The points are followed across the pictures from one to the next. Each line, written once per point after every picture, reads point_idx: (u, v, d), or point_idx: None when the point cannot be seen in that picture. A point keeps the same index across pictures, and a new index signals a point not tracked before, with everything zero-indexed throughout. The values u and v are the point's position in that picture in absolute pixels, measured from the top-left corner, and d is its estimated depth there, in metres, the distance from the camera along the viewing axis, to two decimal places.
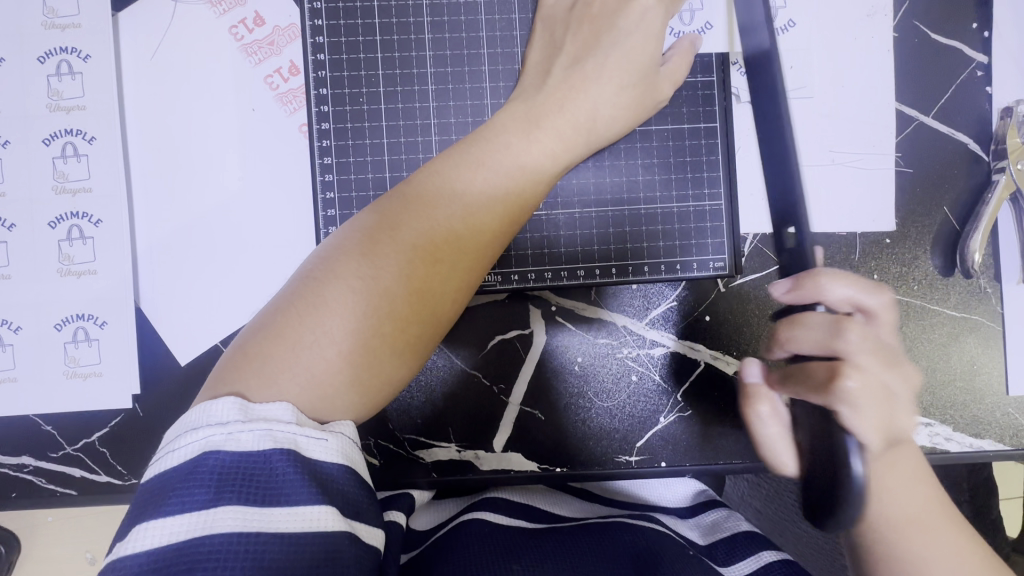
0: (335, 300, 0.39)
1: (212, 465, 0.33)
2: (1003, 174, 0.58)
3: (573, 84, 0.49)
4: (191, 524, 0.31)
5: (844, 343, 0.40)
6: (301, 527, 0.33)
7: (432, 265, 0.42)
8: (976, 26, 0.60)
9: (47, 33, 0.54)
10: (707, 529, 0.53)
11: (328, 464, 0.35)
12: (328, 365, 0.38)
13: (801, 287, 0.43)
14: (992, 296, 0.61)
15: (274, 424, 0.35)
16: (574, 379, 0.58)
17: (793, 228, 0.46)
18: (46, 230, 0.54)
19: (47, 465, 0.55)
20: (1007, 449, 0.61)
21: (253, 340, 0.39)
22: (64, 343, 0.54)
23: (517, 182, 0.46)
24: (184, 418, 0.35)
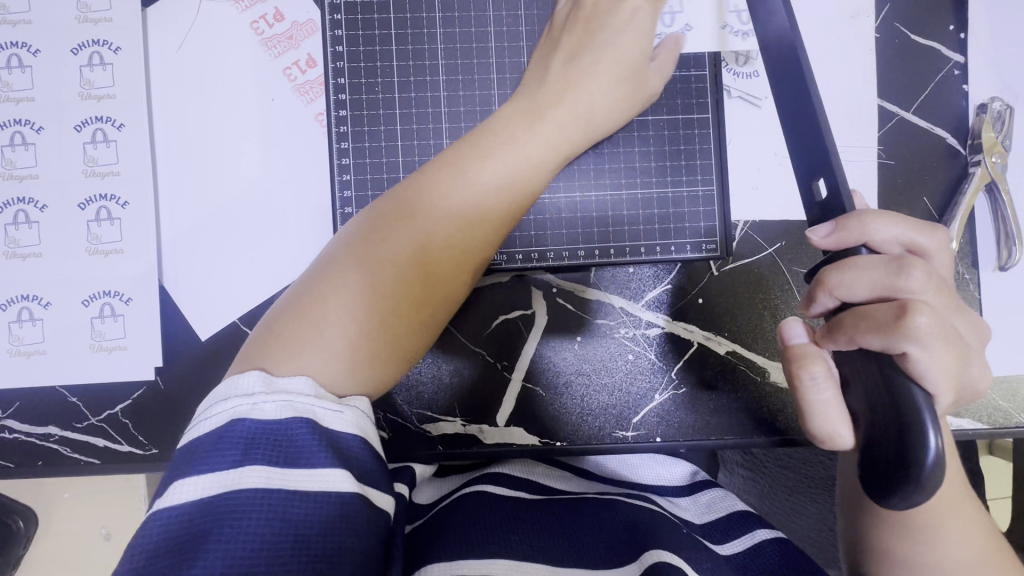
0: (357, 280, 0.42)
1: (240, 430, 0.35)
2: (980, 167, 0.62)
3: (571, 77, 0.52)
4: (222, 481, 0.33)
5: (907, 282, 0.35)
6: (319, 488, 0.34)
7: (445, 246, 0.46)
8: (952, 27, 0.64)
9: (80, 26, 0.57)
10: (703, 509, 0.55)
11: (344, 434, 0.37)
12: (350, 337, 0.41)
13: (843, 228, 0.39)
14: (971, 282, 0.64)
15: (294, 396, 0.37)
16: (573, 356, 0.61)
17: (822, 179, 0.43)
18: (76, 212, 0.57)
19: (72, 434, 0.57)
20: (986, 427, 0.64)
21: (281, 318, 0.42)
22: (92, 318, 0.57)
23: (521, 170, 0.49)
24: (216, 390, 0.38)
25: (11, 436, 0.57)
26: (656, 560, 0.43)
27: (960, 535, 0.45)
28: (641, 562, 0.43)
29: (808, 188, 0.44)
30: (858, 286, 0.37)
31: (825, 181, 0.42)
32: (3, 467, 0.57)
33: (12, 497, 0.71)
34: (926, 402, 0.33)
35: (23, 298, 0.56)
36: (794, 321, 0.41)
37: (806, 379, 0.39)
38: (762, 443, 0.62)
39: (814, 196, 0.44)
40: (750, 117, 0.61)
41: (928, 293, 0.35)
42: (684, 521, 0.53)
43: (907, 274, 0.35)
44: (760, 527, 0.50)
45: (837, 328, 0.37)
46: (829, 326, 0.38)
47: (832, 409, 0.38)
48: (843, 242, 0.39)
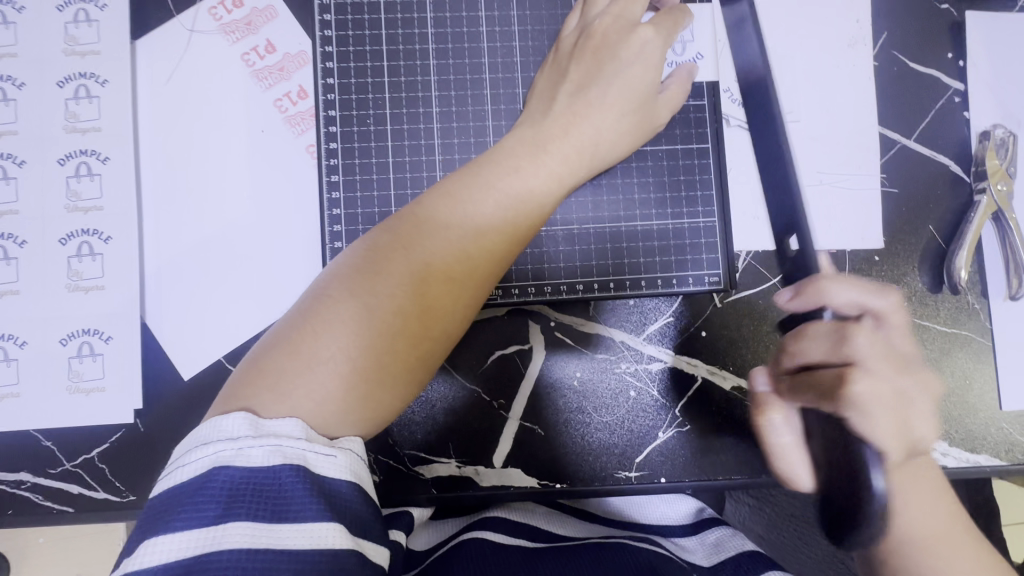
0: (349, 315, 0.40)
1: (221, 481, 0.33)
2: (985, 195, 0.61)
3: (576, 109, 0.51)
4: (199, 541, 0.31)
5: (851, 350, 0.46)
6: (308, 544, 0.33)
7: (442, 282, 0.43)
8: (950, 55, 0.63)
9: (67, 59, 0.56)
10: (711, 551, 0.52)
11: (334, 482, 0.35)
12: (341, 378, 0.39)
13: (803, 294, 0.51)
14: (981, 312, 0.62)
15: (285, 439, 0.35)
16: (573, 393, 0.59)
17: (793, 236, 0.56)
18: (57, 247, 0.55)
19: (45, 480, 0.54)
20: (1004, 463, 0.61)
21: (269, 354, 0.40)
22: (69, 357, 0.54)
23: (523, 202, 0.47)
24: (197, 432, 0.36)
25: None
26: None
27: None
28: None
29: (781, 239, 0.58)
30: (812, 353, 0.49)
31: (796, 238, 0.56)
32: None
33: None
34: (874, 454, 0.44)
35: None
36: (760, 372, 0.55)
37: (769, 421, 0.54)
38: (772, 483, 0.59)
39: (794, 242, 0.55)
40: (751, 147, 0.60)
41: (871, 361, 0.46)
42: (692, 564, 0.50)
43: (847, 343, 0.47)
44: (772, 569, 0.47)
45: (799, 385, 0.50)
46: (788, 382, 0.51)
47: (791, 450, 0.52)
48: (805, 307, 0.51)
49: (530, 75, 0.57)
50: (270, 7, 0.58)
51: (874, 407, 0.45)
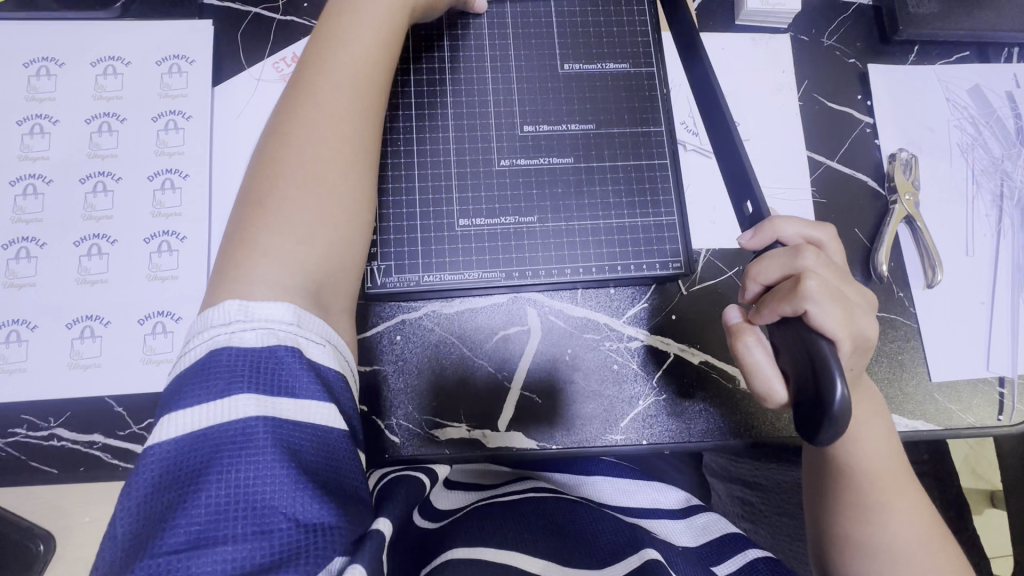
0: (287, 173, 0.52)
1: (225, 360, 0.42)
2: (897, 205, 0.75)
3: (337, 40, 0.58)
4: (212, 410, 0.40)
5: (804, 260, 0.46)
6: (305, 416, 0.42)
7: (356, 138, 0.56)
8: (859, 97, 0.80)
9: (161, 100, 0.71)
10: (699, 531, 0.70)
11: (325, 367, 0.46)
12: (307, 219, 0.51)
13: (759, 231, 0.50)
14: (905, 299, 0.74)
15: (276, 323, 0.45)
16: (404, 347, 0.68)
17: (748, 201, 0.55)
18: (142, 245, 0.67)
19: (114, 441, 0.63)
20: (938, 428, 0.71)
21: (244, 214, 0.51)
22: (145, 334, 0.65)
23: (331, 120, 0.55)
24: (200, 320, 0.45)
25: (59, 443, 0.63)
26: (653, 557, 0.55)
27: (900, 507, 0.57)
28: (641, 556, 0.55)
29: (740, 207, 0.57)
30: (770, 271, 0.48)
31: (750, 202, 0.55)
32: (46, 473, 0.62)
33: (34, 521, 0.74)
34: (833, 352, 0.43)
35: (88, 318, 0.65)
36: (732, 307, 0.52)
37: (742, 348, 0.48)
38: (739, 444, 0.69)
39: (745, 213, 0.57)
40: (704, 165, 0.74)
41: (820, 267, 0.45)
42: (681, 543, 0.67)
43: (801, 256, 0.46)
44: (753, 549, 0.64)
45: (762, 305, 0.47)
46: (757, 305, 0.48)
47: (765, 368, 0.48)
48: (762, 241, 0.50)
49: (524, 109, 0.72)
50: None
51: (828, 300, 0.43)
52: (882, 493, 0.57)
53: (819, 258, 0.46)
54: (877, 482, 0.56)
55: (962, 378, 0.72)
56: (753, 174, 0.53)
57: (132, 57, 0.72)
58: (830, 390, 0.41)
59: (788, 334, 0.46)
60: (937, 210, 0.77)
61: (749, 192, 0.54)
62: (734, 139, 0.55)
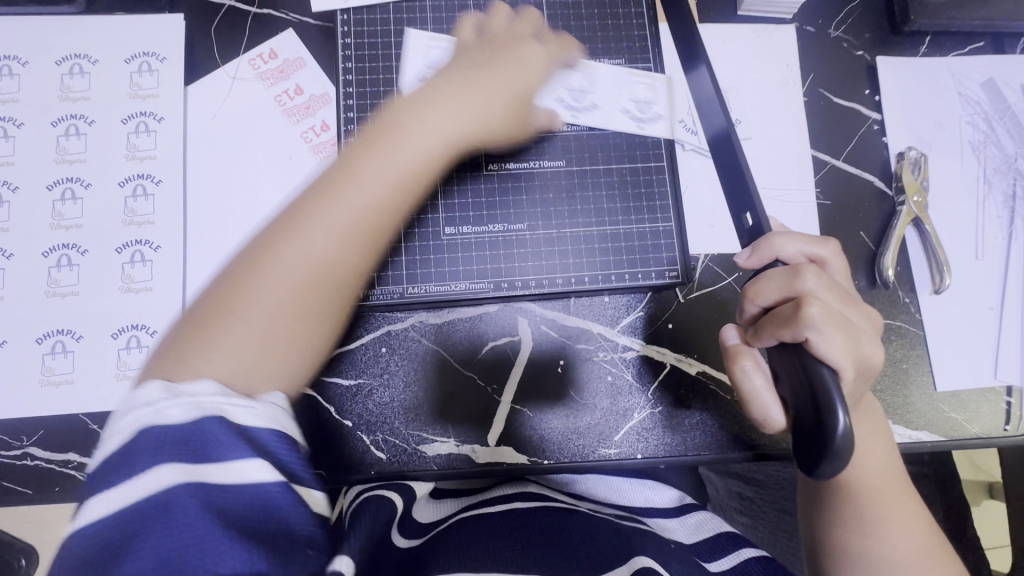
0: (280, 250, 0.51)
1: (149, 436, 0.39)
2: (905, 206, 0.71)
3: (378, 142, 0.56)
4: (137, 485, 0.37)
5: (804, 281, 0.43)
6: (236, 481, 0.39)
7: (367, 212, 0.53)
8: (867, 92, 0.76)
9: (131, 101, 0.68)
10: (692, 530, 0.68)
11: (255, 428, 0.42)
12: (281, 299, 0.50)
13: (758, 250, 0.47)
14: (910, 305, 0.71)
15: (200, 396, 0.42)
16: (356, 401, 0.65)
17: (747, 212, 0.52)
18: (114, 255, 0.64)
19: (90, 460, 0.61)
20: (942, 438, 0.69)
21: (233, 270, 0.51)
22: (118, 349, 0.63)
23: (307, 278, 0.51)
24: (126, 402, 0.42)
25: (32, 463, 0.61)
26: (643, 564, 0.52)
27: (900, 518, 0.54)
28: (631, 565, 0.52)
29: (739, 217, 0.54)
30: (768, 292, 0.45)
31: (750, 214, 0.52)
32: (20, 494, 0.60)
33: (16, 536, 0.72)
34: (834, 379, 0.40)
35: (59, 332, 0.62)
36: (729, 325, 0.50)
37: (739, 372, 0.46)
38: (737, 457, 0.67)
39: (743, 225, 0.54)
40: (702, 167, 0.71)
41: (820, 289, 0.43)
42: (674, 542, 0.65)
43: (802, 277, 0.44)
44: (747, 548, 0.63)
45: (760, 328, 0.45)
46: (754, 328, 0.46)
47: (764, 395, 0.47)
48: (760, 260, 0.48)
49: None
50: (301, 58, 0.70)
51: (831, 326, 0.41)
52: (880, 505, 0.54)
53: (819, 279, 0.44)
54: (875, 494, 0.54)
55: (968, 387, 0.70)
56: (754, 185, 0.51)
57: (99, 56, 0.68)
58: (831, 421, 0.39)
59: (786, 359, 0.44)
60: (946, 211, 0.73)
61: (749, 203, 0.52)
62: (740, 150, 0.53)
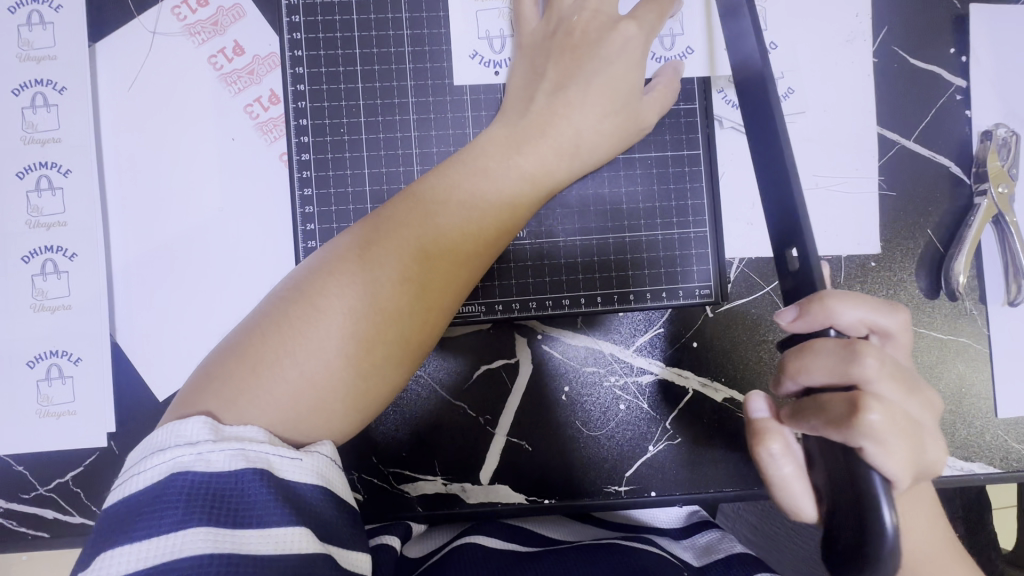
0: (319, 319, 0.39)
1: (180, 486, 0.32)
2: (986, 198, 0.59)
3: (478, 167, 0.46)
4: (160, 549, 0.30)
5: (861, 370, 0.33)
6: (276, 551, 0.32)
7: (415, 280, 0.41)
8: (953, 51, 0.61)
9: (23, 66, 0.53)
10: (702, 551, 0.51)
11: (301, 485, 0.34)
12: (326, 364, 0.38)
13: (807, 313, 0.37)
14: (978, 317, 0.61)
15: (249, 443, 0.34)
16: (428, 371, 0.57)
17: (794, 248, 0.40)
18: (20, 265, 0.53)
19: (18, 506, 0.53)
20: (998, 471, 0.60)
21: (266, 318, 0.40)
22: (38, 380, 0.53)
23: (347, 355, 0.38)
24: (153, 437, 0.34)
25: None
26: None
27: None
28: None
29: (781, 253, 0.42)
30: (816, 373, 0.35)
31: (797, 251, 0.40)
32: None
33: None
34: (886, 488, 0.32)
35: None
36: (756, 395, 0.41)
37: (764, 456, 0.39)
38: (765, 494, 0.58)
39: (786, 264, 0.42)
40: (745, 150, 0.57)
41: (882, 379, 0.34)
42: (681, 563, 0.49)
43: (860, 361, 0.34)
44: None
45: (798, 415, 0.36)
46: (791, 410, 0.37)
47: (794, 484, 0.39)
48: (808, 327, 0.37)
49: None
50: (238, 6, 0.55)
51: (892, 435, 0.32)
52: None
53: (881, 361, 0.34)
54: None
55: None
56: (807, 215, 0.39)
57: None
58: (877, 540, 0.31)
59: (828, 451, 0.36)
60: None
61: (797, 237, 0.40)
62: (785, 150, 0.40)
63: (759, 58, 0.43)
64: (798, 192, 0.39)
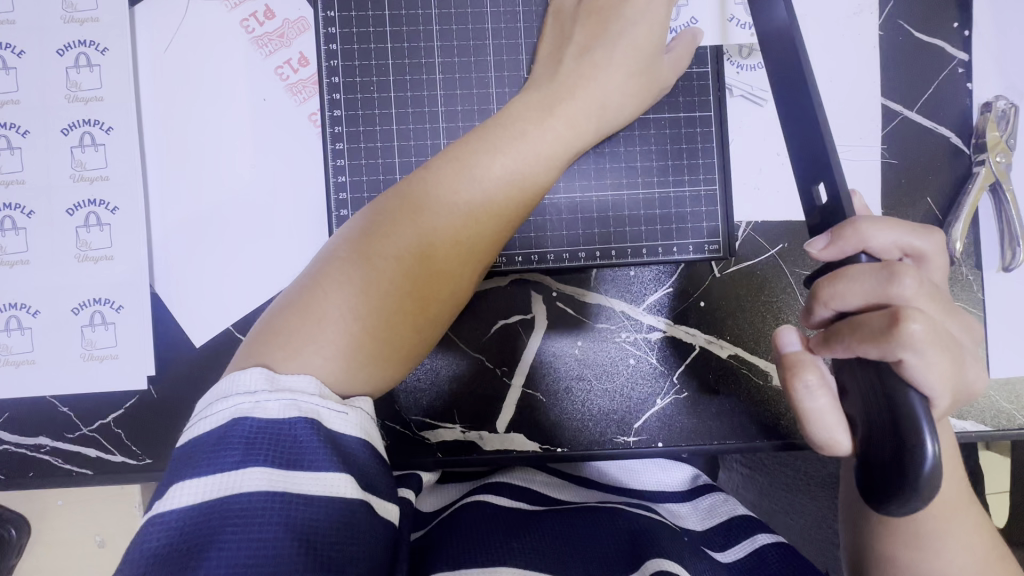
0: (366, 272, 0.42)
1: (241, 430, 0.35)
2: (984, 166, 0.61)
3: (512, 129, 0.48)
4: (223, 483, 0.33)
5: (900, 289, 0.35)
6: (324, 492, 0.34)
7: (454, 237, 0.44)
8: (956, 24, 0.63)
9: (66, 27, 0.56)
10: (705, 514, 0.54)
11: (345, 435, 0.38)
12: (381, 317, 0.42)
13: (840, 238, 0.38)
14: (973, 283, 0.63)
15: (300, 395, 0.37)
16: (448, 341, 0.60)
17: (822, 183, 0.42)
18: (64, 218, 0.56)
19: (63, 445, 0.56)
20: (988, 429, 0.63)
21: (319, 277, 0.42)
22: (82, 326, 0.56)
23: (389, 304, 0.42)
24: (217, 387, 0.38)
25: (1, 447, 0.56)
26: (659, 568, 0.43)
27: None
28: (642, 570, 0.43)
29: (809, 193, 0.44)
30: (850, 294, 0.37)
31: (825, 186, 0.41)
32: None
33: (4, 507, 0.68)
34: (924, 407, 0.34)
35: (12, 307, 0.55)
36: (787, 329, 0.42)
37: (800, 387, 0.39)
38: (766, 447, 0.61)
39: (814, 200, 0.43)
40: (753, 115, 0.60)
41: (921, 299, 0.35)
42: (684, 528, 0.52)
43: (898, 281, 0.35)
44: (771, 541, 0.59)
45: (835, 337, 0.38)
46: (826, 335, 0.39)
47: (828, 416, 0.39)
48: (842, 254, 0.39)
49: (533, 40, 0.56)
50: None
51: (932, 348, 0.34)
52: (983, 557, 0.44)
53: (920, 282, 0.36)
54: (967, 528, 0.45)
55: None
56: (836, 150, 0.40)
57: None
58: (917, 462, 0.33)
59: (862, 377, 0.37)
60: None
61: (825, 172, 0.41)
62: (812, 99, 0.41)
63: (784, 13, 0.44)
64: (829, 140, 0.40)
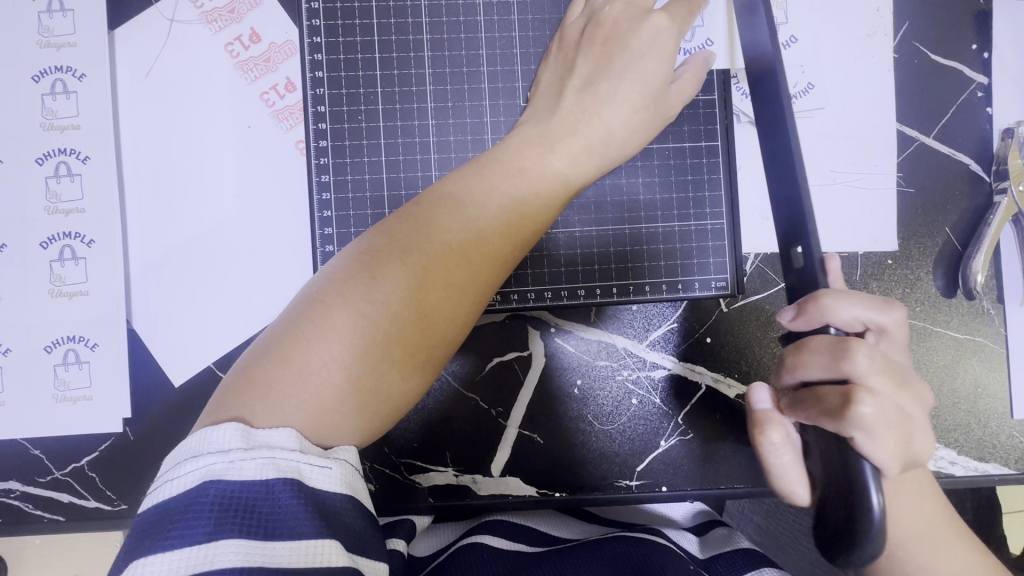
0: (351, 317, 0.38)
1: (212, 496, 0.31)
2: (1006, 196, 0.58)
3: (506, 156, 0.46)
4: (192, 560, 0.29)
5: (850, 365, 0.35)
6: (307, 564, 0.30)
7: (453, 279, 0.41)
8: (975, 47, 0.60)
9: (42, 52, 0.53)
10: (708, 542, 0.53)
11: (330, 494, 0.33)
12: (368, 367, 0.37)
13: (805, 311, 0.38)
14: (995, 317, 0.60)
15: (278, 451, 0.33)
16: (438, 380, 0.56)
17: (799, 245, 0.39)
18: (38, 251, 0.53)
19: (34, 489, 0.54)
20: (1012, 473, 0.60)
21: (298, 317, 0.38)
22: (55, 364, 0.53)
23: (376, 354, 0.38)
24: (185, 444, 0.33)
25: None
26: None
27: None
28: None
29: (786, 248, 0.41)
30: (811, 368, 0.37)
31: (802, 249, 0.39)
32: None
33: None
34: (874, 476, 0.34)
35: None
36: (759, 387, 0.42)
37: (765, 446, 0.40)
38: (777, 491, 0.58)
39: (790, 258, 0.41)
40: None
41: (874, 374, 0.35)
42: (689, 556, 0.50)
43: (848, 357, 0.35)
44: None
45: (796, 405, 0.38)
46: (791, 400, 0.39)
47: (791, 471, 0.40)
48: (807, 325, 0.38)
49: (530, 67, 0.53)
50: None
51: (884, 428, 0.34)
52: None
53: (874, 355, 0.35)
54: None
55: None
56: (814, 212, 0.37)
57: None
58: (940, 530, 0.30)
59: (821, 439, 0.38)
60: None
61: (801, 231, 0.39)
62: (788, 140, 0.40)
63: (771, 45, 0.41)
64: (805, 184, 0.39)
